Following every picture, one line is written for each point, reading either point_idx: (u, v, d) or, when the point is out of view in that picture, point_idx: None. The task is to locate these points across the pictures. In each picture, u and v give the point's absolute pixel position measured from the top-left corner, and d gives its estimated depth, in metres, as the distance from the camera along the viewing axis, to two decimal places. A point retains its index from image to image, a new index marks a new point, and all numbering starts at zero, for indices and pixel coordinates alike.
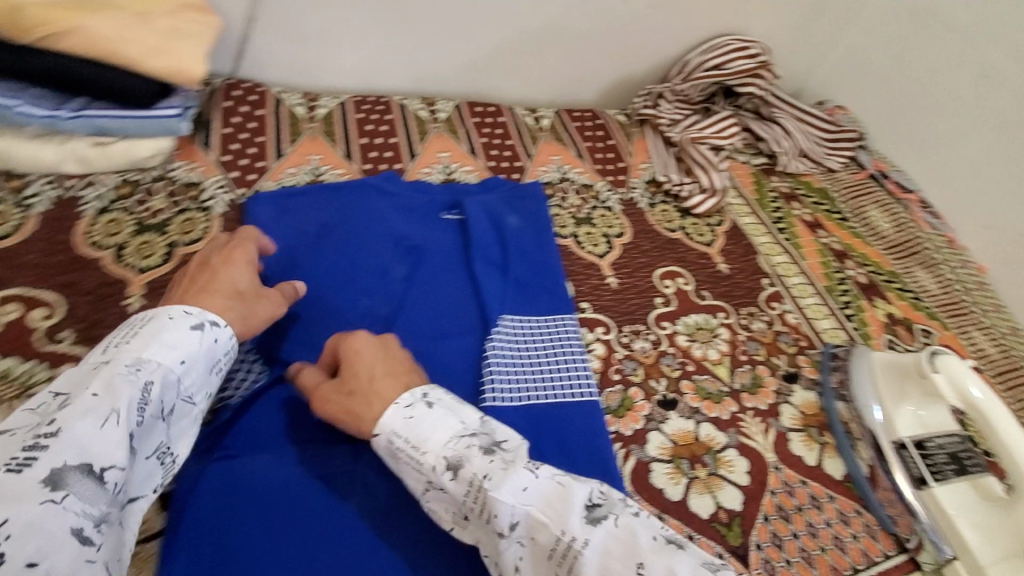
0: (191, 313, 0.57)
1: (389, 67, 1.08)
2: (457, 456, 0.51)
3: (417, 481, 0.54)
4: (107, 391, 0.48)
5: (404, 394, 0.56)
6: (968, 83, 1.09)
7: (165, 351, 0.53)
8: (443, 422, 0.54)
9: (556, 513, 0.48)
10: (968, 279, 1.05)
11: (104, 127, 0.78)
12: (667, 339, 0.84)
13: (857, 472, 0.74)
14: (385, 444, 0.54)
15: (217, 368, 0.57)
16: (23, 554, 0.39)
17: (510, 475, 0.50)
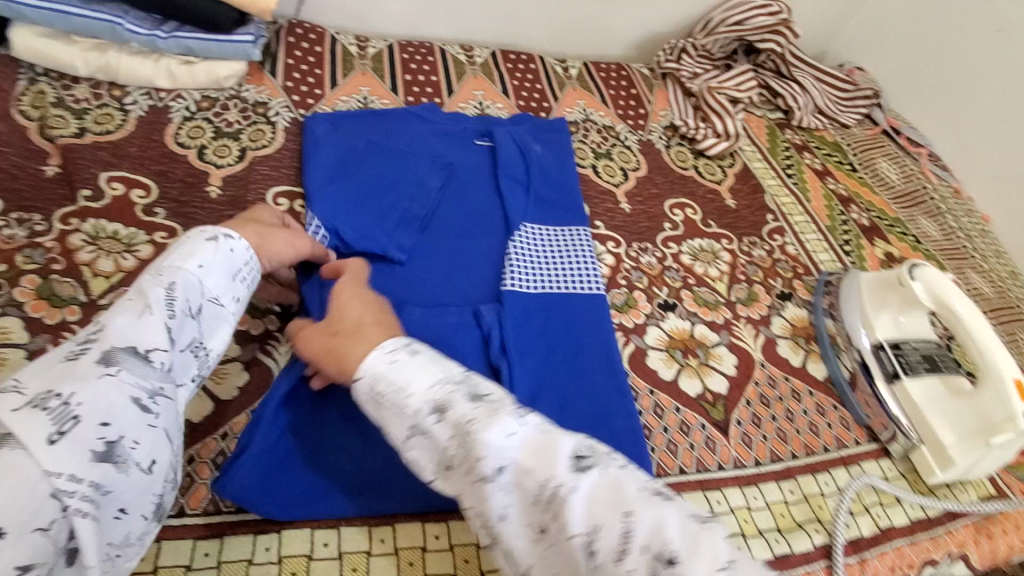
0: (212, 233, 0.59)
1: (432, 17, 1.19)
2: (442, 400, 0.51)
3: (398, 428, 0.53)
4: (137, 295, 0.52)
5: (390, 339, 0.57)
6: (981, 38, 1.13)
7: (181, 258, 0.56)
8: (428, 369, 0.54)
9: (541, 459, 0.48)
10: (972, 227, 1.10)
11: (191, 48, 0.91)
12: (672, 257, 0.93)
13: (838, 375, 0.82)
14: (369, 389, 0.54)
15: (238, 275, 0.60)
16: (95, 415, 0.43)
17: (495, 420, 0.49)
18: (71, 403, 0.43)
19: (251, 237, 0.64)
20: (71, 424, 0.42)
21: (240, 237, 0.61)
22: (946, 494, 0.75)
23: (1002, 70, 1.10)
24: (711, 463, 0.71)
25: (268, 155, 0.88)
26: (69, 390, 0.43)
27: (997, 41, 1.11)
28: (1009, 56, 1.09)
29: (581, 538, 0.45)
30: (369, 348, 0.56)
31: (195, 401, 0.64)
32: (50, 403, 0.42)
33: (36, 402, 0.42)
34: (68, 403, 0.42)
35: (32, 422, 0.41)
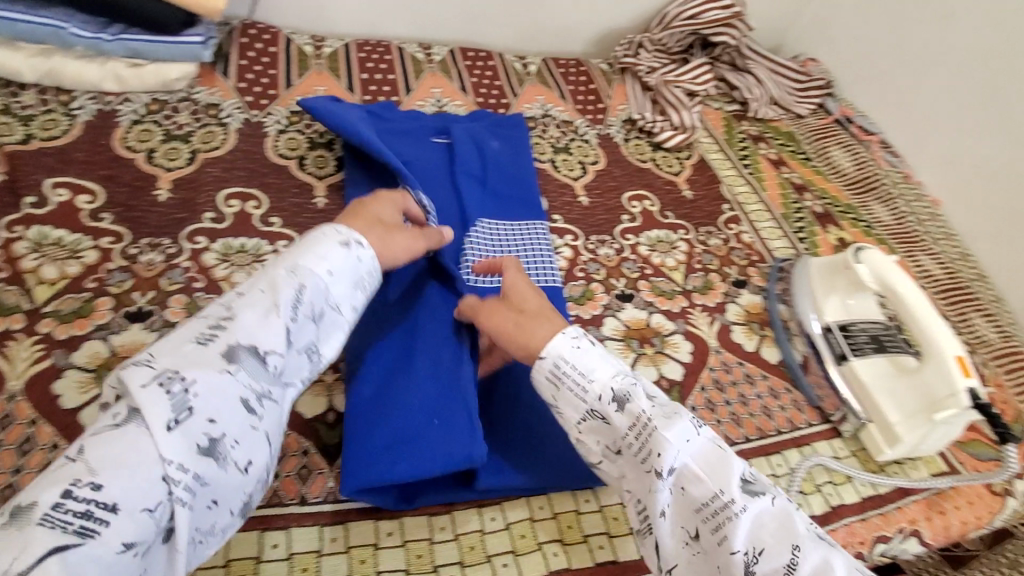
0: (344, 235, 0.64)
1: (390, 15, 1.19)
2: (624, 390, 0.61)
3: (575, 410, 0.63)
4: (271, 289, 0.57)
5: (570, 326, 0.65)
6: (928, 26, 1.16)
7: (315, 260, 0.60)
8: (606, 361, 0.63)
9: (714, 474, 0.58)
10: (922, 211, 1.13)
11: (138, 50, 0.90)
12: (630, 248, 0.94)
13: (791, 358, 0.83)
14: (551, 368, 0.63)
15: (361, 283, 0.63)
16: (205, 411, 0.48)
17: (677, 426, 0.60)
18: (190, 393, 0.48)
19: (375, 232, 0.67)
20: (185, 413, 0.48)
21: (370, 244, 0.65)
22: (896, 471, 0.76)
23: (948, 56, 1.14)
24: None
25: (220, 157, 0.87)
26: (190, 377, 0.49)
27: (943, 28, 1.14)
28: (955, 43, 1.12)
29: (743, 554, 0.55)
30: (556, 334, 0.64)
31: None
32: (173, 388, 0.48)
33: (163, 381, 0.48)
34: (187, 391, 0.48)
35: (156, 403, 0.47)
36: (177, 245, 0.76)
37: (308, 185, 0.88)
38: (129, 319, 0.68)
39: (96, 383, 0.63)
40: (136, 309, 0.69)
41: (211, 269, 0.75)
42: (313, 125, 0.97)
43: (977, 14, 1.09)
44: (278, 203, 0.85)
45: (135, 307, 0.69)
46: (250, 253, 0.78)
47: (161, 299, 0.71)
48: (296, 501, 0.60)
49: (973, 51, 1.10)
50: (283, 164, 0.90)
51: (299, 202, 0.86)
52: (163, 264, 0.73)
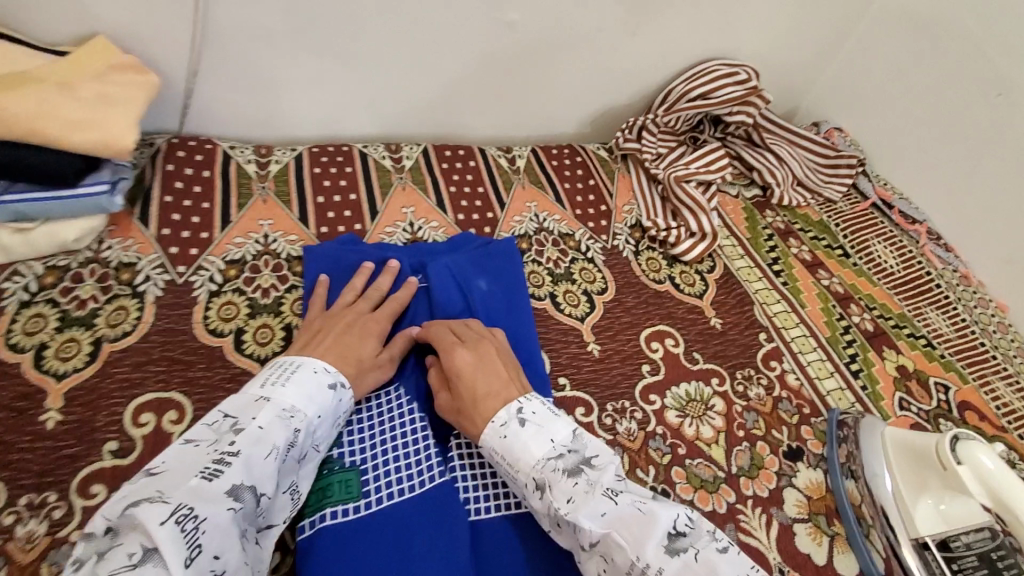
0: (330, 369, 0.63)
1: (350, 114, 1.01)
2: (544, 479, 0.57)
3: (515, 489, 0.61)
4: (270, 427, 0.54)
5: (499, 410, 0.61)
6: (981, 103, 0.98)
7: (307, 401, 0.58)
8: (535, 443, 0.59)
9: (634, 538, 0.53)
10: (987, 320, 0.97)
11: (24, 212, 0.70)
12: (656, 416, 0.76)
13: (872, 570, 0.66)
14: (487, 455, 0.61)
15: (338, 422, 0.63)
16: (212, 548, 0.46)
17: (591, 500, 0.55)
18: (198, 531, 0.46)
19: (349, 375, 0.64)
20: (197, 551, 0.45)
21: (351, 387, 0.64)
22: None
23: (1007, 139, 0.95)
24: None
25: (133, 346, 0.68)
26: (204, 514, 0.46)
27: (998, 106, 0.96)
28: (1015, 126, 0.93)
29: None
30: (483, 427, 0.61)
31: None
32: (188, 525, 0.45)
33: (179, 518, 0.45)
34: (199, 528, 0.46)
35: (170, 542, 0.44)
36: (65, 503, 0.56)
37: (247, 374, 0.69)
38: None
39: None
40: None
41: None
42: (255, 278, 0.78)
43: None
44: (207, 410, 0.65)
45: None
46: None
47: None
48: None
49: None
50: (216, 344, 0.71)
51: None
52: (44, 541, 0.54)
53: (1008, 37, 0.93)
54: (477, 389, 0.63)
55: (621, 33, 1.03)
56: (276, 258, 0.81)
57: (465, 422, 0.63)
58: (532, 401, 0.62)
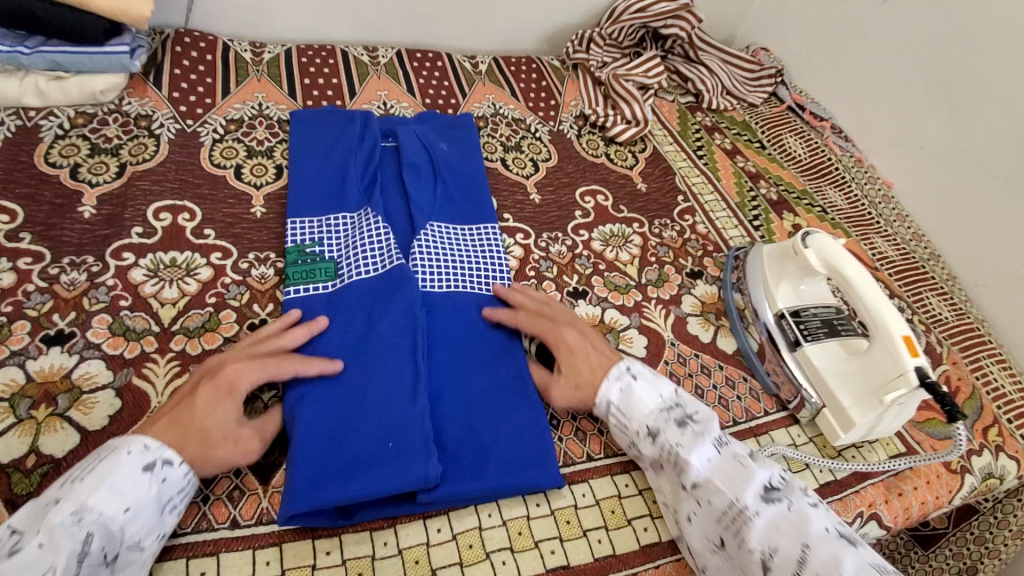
0: (151, 446, 0.55)
1: (333, 19, 1.16)
2: (655, 426, 0.66)
3: (620, 437, 0.69)
4: (48, 542, 0.47)
5: (612, 367, 0.70)
6: (871, 11, 1.15)
7: (110, 497, 0.50)
8: (648, 397, 0.68)
9: (732, 483, 0.60)
10: (874, 194, 1.14)
11: (59, 62, 0.85)
12: (583, 244, 0.92)
13: (747, 347, 0.83)
14: (598, 405, 0.69)
15: (169, 507, 0.54)
16: None
17: (699, 447, 0.63)
18: None
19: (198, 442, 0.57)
20: None
21: (183, 464, 0.56)
22: (854, 455, 0.75)
23: (891, 41, 1.12)
24: (579, 455, 0.70)
25: (151, 169, 0.84)
26: None
27: (884, 12, 1.13)
28: (898, 28, 1.11)
29: (760, 553, 0.56)
30: (600, 380, 0.69)
31: (60, 435, 0.59)
32: None
33: None
34: None
35: None
36: (101, 262, 0.72)
37: (244, 196, 0.85)
38: (48, 342, 0.65)
39: (10, 412, 0.59)
40: (56, 332, 0.66)
41: (138, 286, 0.71)
42: (252, 132, 0.94)
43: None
44: (212, 215, 0.81)
45: (54, 329, 0.66)
46: (182, 268, 0.74)
47: (83, 320, 0.67)
48: (225, 525, 0.58)
49: (914, 36, 1.08)
50: (219, 173, 0.86)
51: (236, 212, 0.82)
52: (85, 283, 0.70)
53: None
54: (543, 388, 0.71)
55: None
56: (269, 120, 0.97)
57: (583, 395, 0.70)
58: (637, 362, 0.71)
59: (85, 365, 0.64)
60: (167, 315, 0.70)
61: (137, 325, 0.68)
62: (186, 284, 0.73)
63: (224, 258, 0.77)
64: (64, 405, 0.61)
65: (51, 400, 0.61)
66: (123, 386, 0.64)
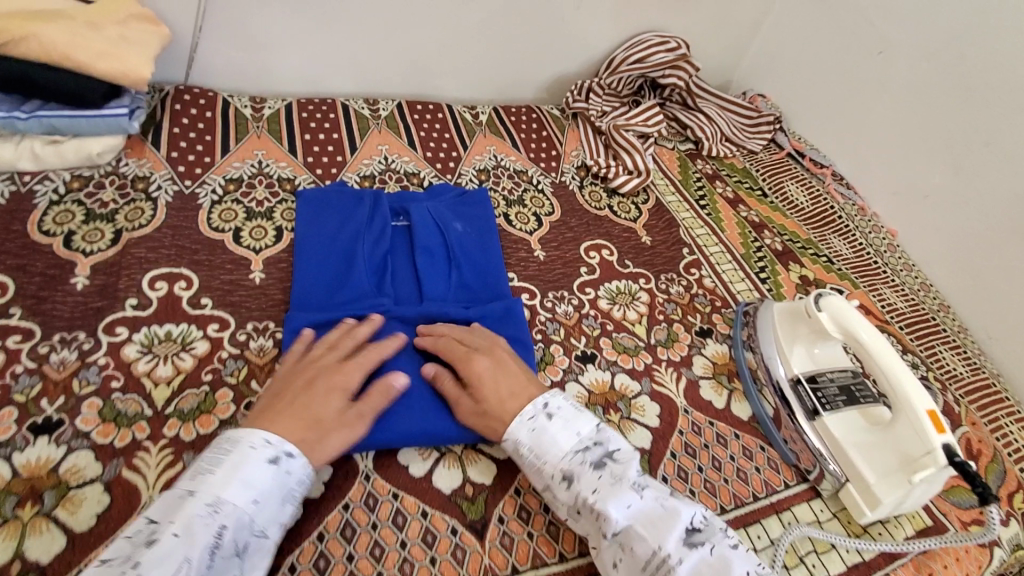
0: (273, 441, 0.57)
1: (334, 72, 1.16)
2: (570, 469, 0.60)
3: (535, 478, 0.63)
4: (186, 532, 0.49)
5: (525, 407, 0.65)
6: (867, 60, 1.16)
7: (240, 488, 0.53)
8: (563, 434, 0.62)
9: (655, 529, 0.56)
10: (879, 243, 1.14)
11: (56, 126, 0.84)
12: (590, 303, 0.90)
13: (762, 412, 0.80)
14: (511, 446, 0.64)
15: (290, 497, 0.57)
16: None
17: (616, 491, 0.58)
18: None
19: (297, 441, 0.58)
20: None
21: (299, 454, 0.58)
22: (881, 532, 0.72)
23: (888, 89, 1.13)
24: None
25: (147, 235, 0.82)
26: None
27: (880, 63, 1.14)
28: (895, 78, 1.12)
29: None
30: (511, 422, 0.64)
31: (45, 538, 0.56)
32: None
33: None
34: None
35: None
36: (93, 339, 0.69)
37: (243, 261, 0.83)
38: (35, 431, 0.62)
39: None
40: (44, 419, 0.63)
41: (131, 364, 0.69)
42: (251, 193, 0.92)
43: (913, 48, 1.08)
44: (209, 282, 0.79)
45: (42, 416, 0.63)
46: (177, 342, 0.72)
47: (73, 405, 0.64)
48: None
49: (911, 86, 1.09)
50: (217, 238, 0.84)
51: (234, 278, 0.80)
52: (75, 363, 0.67)
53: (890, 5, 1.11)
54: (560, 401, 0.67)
55: (570, 7, 1.20)
56: (269, 179, 0.95)
57: (493, 425, 0.65)
58: (555, 397, 0.66)
59: (74, 456, 0.61)
60: (161, 395, 0.67)
61: (128, 410, 0.65)
62: (181, 361, 0.70)
63: (221, 330, 0.74)
64: (51, 502, 0.58)
65: (38, 497, 0.58)
66: (113, 479, 0.60)
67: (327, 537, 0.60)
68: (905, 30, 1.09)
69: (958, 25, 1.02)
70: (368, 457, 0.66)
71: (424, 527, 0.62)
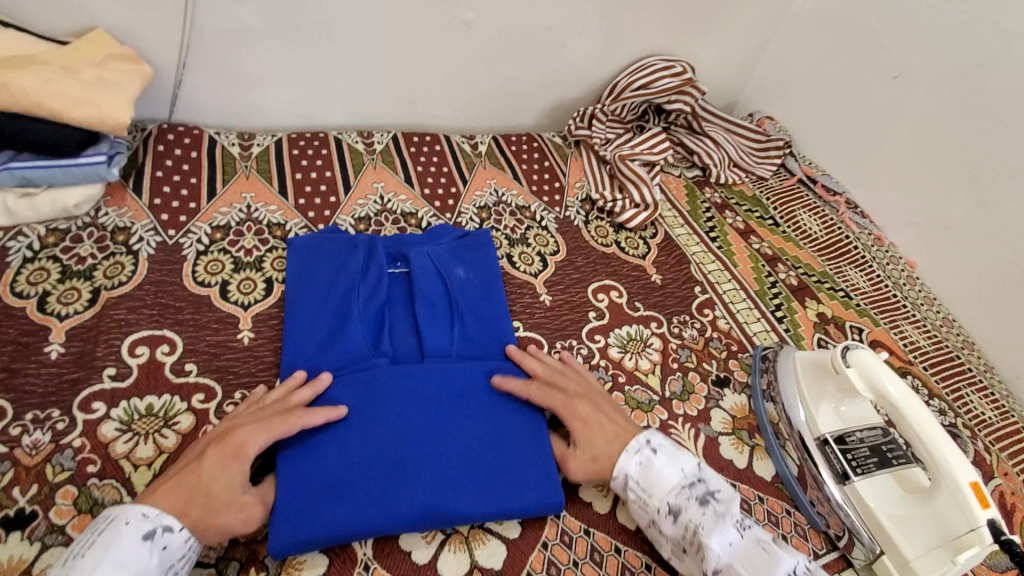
0: (150, 514, 0.54)
1: (327, 105, 1.11)
2: (677, 503, 0.63)
3: (641, 516, 0.66)
4: None
5: (631, 440, 0.68)
6: (881, 84, 1.12)
7: (110, 571, 0.50)
8: (670, 471, 0.65)
9: (757, 570, 0.58)
10: (898, 275, 1.09)
11: (29, 178, 0.79)
12: (600, 352, 0.85)
13: (786, 471, 0.75)
14: (619, 482, 0.67)
15: (172, 571, 0.54)
16: None
17: (721, 527, 0.61)
18: None
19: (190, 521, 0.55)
20: None
21: (177, 528, 0.54)
22: None
23: (904, 115, 1.09)
24: None
25: (127, 294, 0.76)
26: None
27: (895, 88, 1.10)
28: (910, 104, 1.08)
29: None
30: (620, 454, 0.67)
31: None
32: None
33: None
34: None
35: None
36: (68, 417, 0.64)
37: (231, 318, 0.78)
38: (5, 527, 0.56)
39: None
40: (14, 512, 0.57)
41: (109, 444, 0.63)
42: (239, 241, 0.87)
43: (930, 73, 1.04)
44: (194, 345, 0.74)
45: (13, 509, 0.57)
46: (160, 416, 0.67)
47: (46, 494, 0.59)
48: None
49: (928, 113, 1.05)
50: (203, 293, 0.79)
51: (220, 339, 0.75)
52: (48, 446, 0.62)
53: (903, 28, 1.07)
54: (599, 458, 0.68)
55: (571, 33, 1.15)
56: (258, 225, 0.90)
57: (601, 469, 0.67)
58: (658, 434, 0.69)
59: (47, 554, 0.56)
60: (141, 479, 0.62)
61: (106, 497, 0.60)
62: (163, 438, 0.65)
63: (207, 399, 0.69)
64: None
65: None
66: None
67: None
68: (921, 55, 1.05)
69: (976, 51, 0.98)
70: (368, 543, 0.61)
71: None
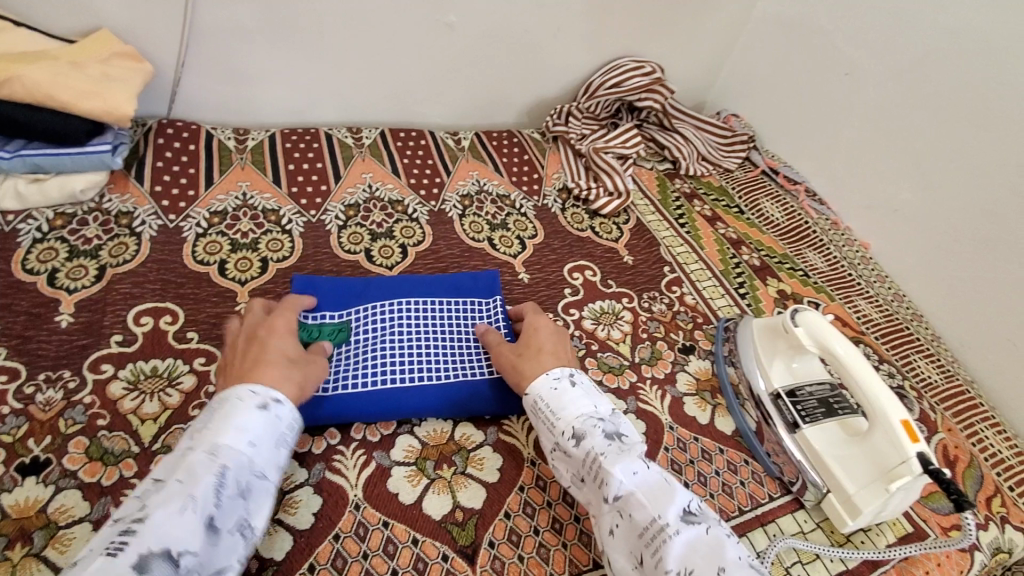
0: (258, 391, 0.59)
1: (318, 103, 1.18)
2: (583, 429, 0.65)
3: (548, 439, 0.67)
4: (188, 476, 0.51)
5: (555, 367, 0.72)
6: (835, 81, 1.21)
7: (233, 432, 0.55)
8: (582, 403, 0.67)
9: (657, 501, 0.58)
10: (853, 255, 1.18)
11: (39, 165, 0.84)
12: (574, 323, 0.92)
13: (745, 426, 0.82)
14: (532, 402, 0.69)
15: (283, 441, 0.59)
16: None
17: (625, 458, 0.62)
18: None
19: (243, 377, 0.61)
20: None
21: (284, 400, 0.60)
22: (863, 540, 0.74)
23: (857, 108, 1.18)
24: (586, 561, 0.66)
25: (132, 270, 0.82)
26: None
27: (847, 84, 1.19)
28: (861, 98, 1.17)
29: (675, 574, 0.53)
30: (540, 375, 0.70)
31: None
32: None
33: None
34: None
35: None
36: (78, 377, 0.69)
37: (229, 293, 0.83)
38: (21, 472, 0.61)
39: None
40: (30, 460, 0.62)
41: (117, 401, 0.68)
42: (236, 225, 0.93)
43: (877, 70, 1.13)
44: (196, 316, 0.79)
45: (28, 457, 0.62)
46: (164, 376, 0.72)
47: (60, 444, 0.64)
48: None
49: (878, 105, 1.14)
50: (203, 271, 0.85)
51: (220, 311, 0.81)
52: (61, 402, 0.67)
53: (853, 29, 1.16)
54: (539, 346, 0.75)
55: (548, 35, 1.23)
56: (254, 210, 0.96)
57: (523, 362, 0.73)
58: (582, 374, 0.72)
59: (62, 495, 0.60)
60: (148, 431, 0.67)
61: (116, 447, 0.65)
62: (168, 396, 0.70)
63: (208, 363, 0.74)
64: (40, 543, 0.57)
65: (26, 538, 0.57)
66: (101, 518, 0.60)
67: (318, 568, 0.60)
68: (869, 53, 1.14)
69: (917, 48, 1.07)
70: (358, 487, 0.67)
71: (415, 554, 0.63)
